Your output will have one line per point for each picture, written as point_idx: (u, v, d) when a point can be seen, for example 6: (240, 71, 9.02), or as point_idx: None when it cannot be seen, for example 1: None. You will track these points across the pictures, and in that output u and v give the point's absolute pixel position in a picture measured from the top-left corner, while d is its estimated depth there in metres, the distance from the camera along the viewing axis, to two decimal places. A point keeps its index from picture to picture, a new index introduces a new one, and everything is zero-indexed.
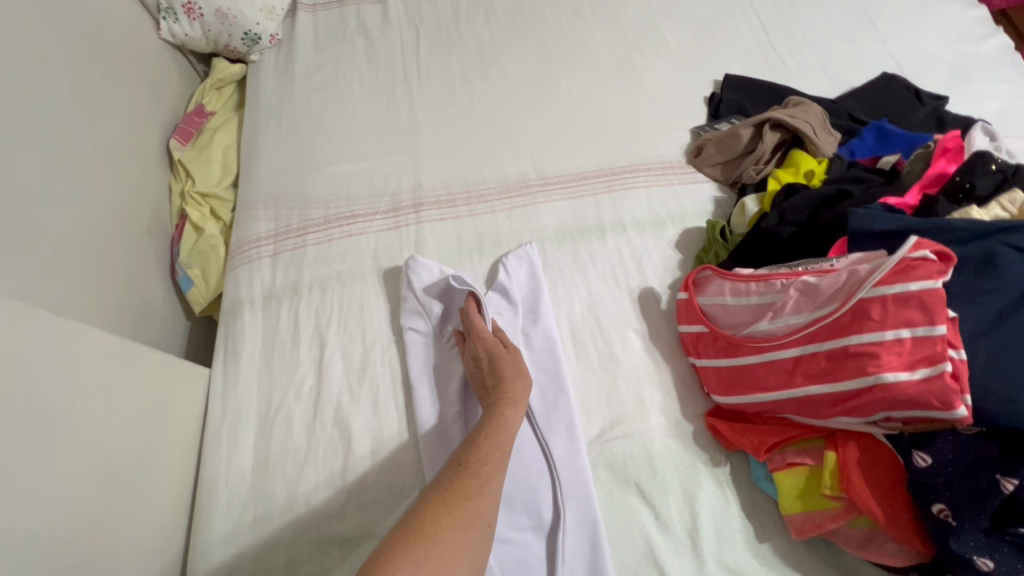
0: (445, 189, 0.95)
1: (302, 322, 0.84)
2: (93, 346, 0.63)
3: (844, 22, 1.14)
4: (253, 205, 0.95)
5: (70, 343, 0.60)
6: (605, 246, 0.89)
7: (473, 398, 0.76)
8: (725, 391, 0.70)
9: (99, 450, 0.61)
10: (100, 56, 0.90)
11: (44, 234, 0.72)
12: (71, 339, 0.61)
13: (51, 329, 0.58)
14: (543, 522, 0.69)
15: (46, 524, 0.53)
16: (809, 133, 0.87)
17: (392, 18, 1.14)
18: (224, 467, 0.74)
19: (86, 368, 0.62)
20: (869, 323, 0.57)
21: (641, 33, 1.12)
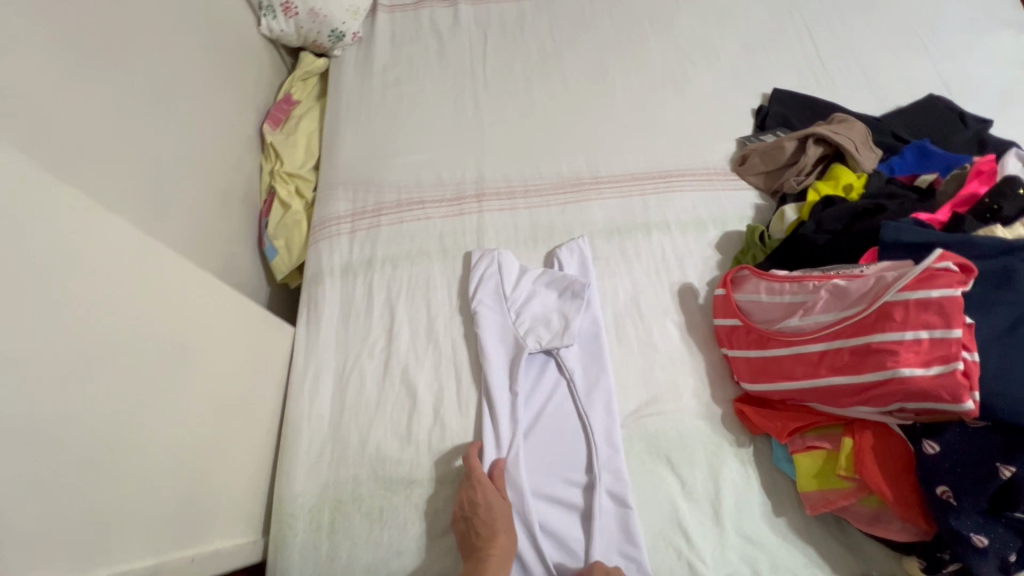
0: (505, 182, 1.04)
1: (375, 293, 0.94)
2: (215, 296, 0.75)
3: (895, 42, 1.18)
4: (333, 187, 1.06)
5: (202, 295, 0.72)
6: (650, 242, 0.97)
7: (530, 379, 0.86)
8: (754, 379, 0.78)
9: (214, 383, 0.73)
10: (213, 47, 1.02)
11: (170, 200, 0.83)
12: (204, 291, 0.73)
13: (189, 279, 0.70)
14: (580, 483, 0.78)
15: (174, 436, 0.65)
16: (851, 149, 0.93)
17: (462, 21, 1.24)
18: (306, 412, 0.85)
19: (212, 317, 0.74)
20: (891, 324, 0.64)
21: (695, 45, 1.19)
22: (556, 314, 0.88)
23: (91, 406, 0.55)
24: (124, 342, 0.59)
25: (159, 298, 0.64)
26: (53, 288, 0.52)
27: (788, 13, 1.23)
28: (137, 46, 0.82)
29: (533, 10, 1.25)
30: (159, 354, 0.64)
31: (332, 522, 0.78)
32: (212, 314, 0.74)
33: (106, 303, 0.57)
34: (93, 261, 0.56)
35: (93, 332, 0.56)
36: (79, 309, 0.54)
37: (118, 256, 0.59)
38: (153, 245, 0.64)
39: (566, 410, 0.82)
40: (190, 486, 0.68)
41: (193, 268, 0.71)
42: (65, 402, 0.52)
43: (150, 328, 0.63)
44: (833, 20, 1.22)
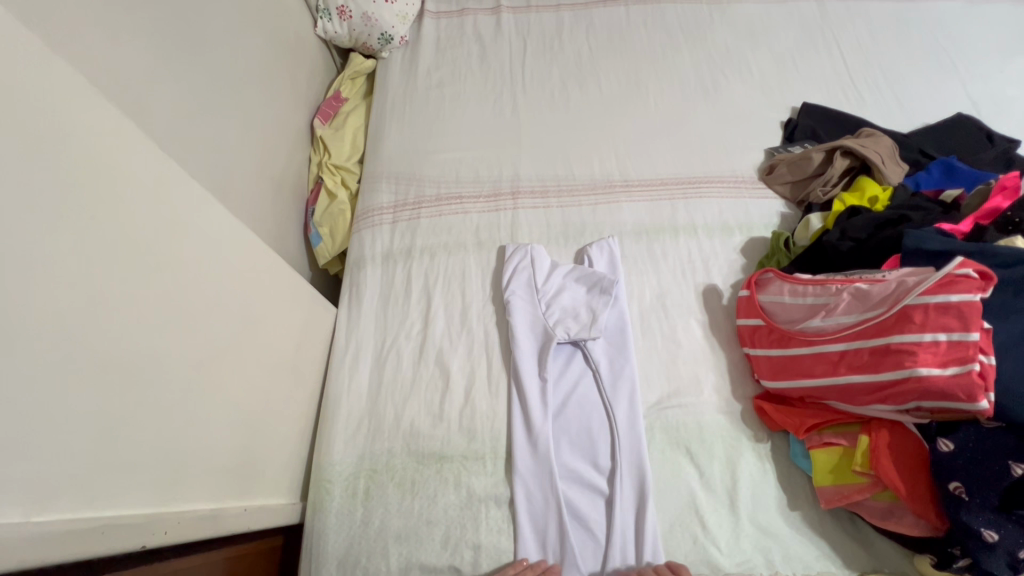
0: (540, 182, 1.09)
1: (414, 280, 1.00)
2: (274, 272, 0.81)
3: (925, 61, 1.21)
4: (377, 179, 1.12)
5: (265, 271, 0.79)
6: (677, 244, 1.01)
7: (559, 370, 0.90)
8: (774, 376, 0.81)
9: (267, 352, 0.79)
10: (276, 44, 1.09)
11: (233, 183, 0.90)
12: (267, 268, 0.79)
13: (254, 253, 0.76)
14: (601, 470, 0.82)
15: (236, 396, 0.71)
16: (878, 163, 0.96)
17: (504, 29, 1.30)
18: (345, 387, 0.91)
19: (273, 293, 0.81)
20: (911, 326, 0.67)
21: (727, 58, 1.23)
22: (584, 308, 0.92)
23: (180, 360, 0.61)
24: (203, 307, 0.65)
25: (235, 270, 0.71)
26: (157, 252, 0.58)
27: (820, 30, 1.27)
28: (213, 41, 0.90)
29: (572, 20, 1.31)
30: (230, 322, 0.70)
31: (366, 490, 0.83)
32: (273, 291, 0.81)
33: (195, 271, 0.64)
34: (187, 231, 0.63)
35: (184, 295, 0.62)
36: (174, 273, 0.61)
37: (204, 227, 0.66)
38: (229, 221, 0.70)
39: (591, 400, 0.86)
40: (246, 444, 0.73)
41: (261, 247, 0.78)
42: (160, 353, 0.58)
43: (226, 297, 0.69)
44: (864, 38, 1.25)
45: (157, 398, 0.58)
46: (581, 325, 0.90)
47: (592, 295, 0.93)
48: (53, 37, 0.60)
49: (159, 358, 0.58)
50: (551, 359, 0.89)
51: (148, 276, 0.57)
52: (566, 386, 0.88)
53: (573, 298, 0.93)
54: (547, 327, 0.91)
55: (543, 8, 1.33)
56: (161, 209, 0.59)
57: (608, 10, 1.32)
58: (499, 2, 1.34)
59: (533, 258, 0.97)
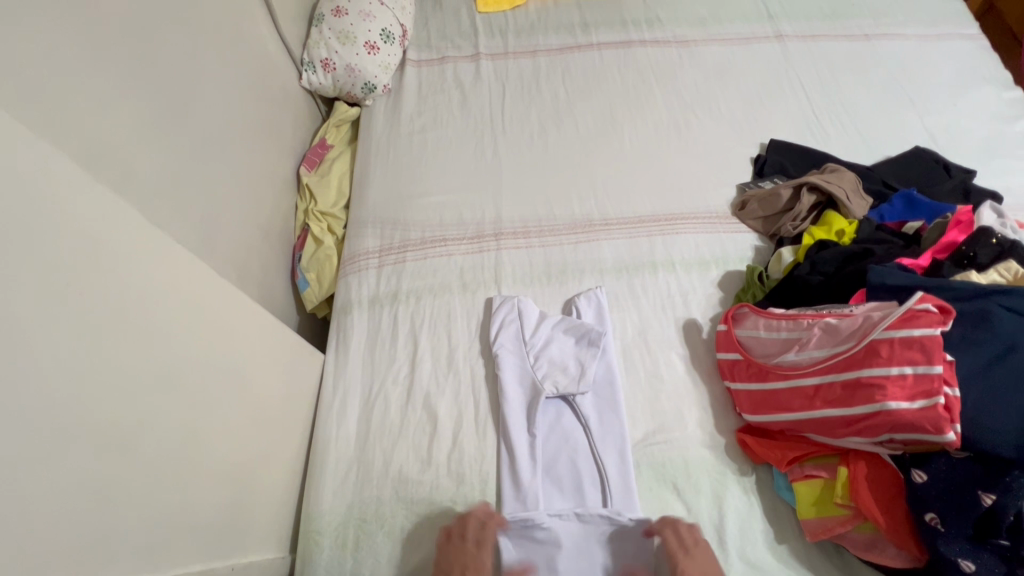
0: (521, 223, 1.12)
1: (400, 324, 1.01)
2: (261, 325, 0.83)
3: (883, 96, 1.28)
4: (362, 224, 1.14)
5: (248, 323, 0.80)
6: (656, 280, 1.04)
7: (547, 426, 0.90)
8: (754, 410, 0.83)
9: (255, 407, 0.80)
10: (261, 99, 1.13)
11: (218, 237, 0.93)
12: (250, 320, 0.81)
13: (236, 308, 0.78)
14: None
15: (223, 454, 0.72)
16: (843, 197, 1.00)
17: (483, 75, 1.35)
18: (333, 435, 0.91)
19: (257, 345, 0.82)
20: (878, 360, 0.69)
21: (697, 98, 1.29)
22: (572, 360, 0.93)
23: (164, 421, 0.62)
24: (187, 368, 0.66)
25: (216, 326, 0.73)
26: (139, 319, 0.59)
27: (783, 69, 1.33)
28: (199, 101, 0.93)
29: (548, 65, 1.37)
30: (215, 379, 0.71)
31: (356, 539, 0.82)
32: (256, 342, 0.82)
33: (177, 332, 0.65)
34: (167, 292, 0.64)
35: (168, 356, 0.63)
36: (157, 336, 0.62)
37: (184, 289, 0.67)
38: (210, 279, 0.72)
39: (580, 455, 0.87)
40: (232, 500, 0.73)
41: (243, 299, 0.80)
42: (144, 416, 0.59)
43: (210, 354, 0.71)
44: (826, 76, 1.32)
45: (141, 462, 0.59)
46: (569, 379, 0.91)
47: (580, 348, 0.94)
48: (41, 113, 0.63)
49: (143, 421, 0.59)
50: (540, 414, 0.89)
51: (130, 342, 0.58)
52: (555, 444, 0.88)
53: (562, 351, 0.94)
54: (536, 381, 0.91)
55: (520, 54, 1.39)
56: (141, 275, 0.60)
57: (582, 55, 1.38)
58: (477, 50, 1.40)
59: (520, 309, 0.98)
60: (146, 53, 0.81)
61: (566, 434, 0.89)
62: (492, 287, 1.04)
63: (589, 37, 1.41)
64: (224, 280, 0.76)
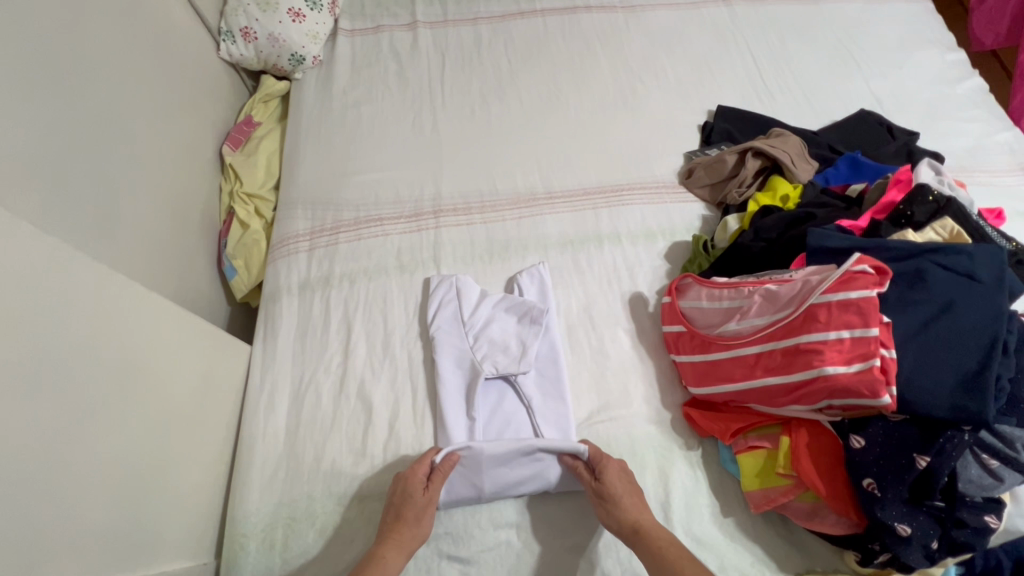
0: (462, 199, 1.06)
1: (333, 310, 0.95)
2: (169, 316, 0.77)
3: (830, 60, 1.25)
4: (292, 206, 1.07)
5: (148, 315, 0.73)
6: (601, 254, 1.00)
7: (484, 406, 0.85)
8: (699, 382, 0.80)
9: (165, 406, 0.73)
10: (172, 72, 1.03)
11: (119, 224, 0.84)
12: (150, 311, 0.73)
13: (132, 298, 0.70)
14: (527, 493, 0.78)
15: (121, 459, 0.65)
16: (787, 162, 0.98)
17: (421, 44, 1.27)
18: (261, 431, 0.85)
19: (163, 338, 0.75)
20: (816, 325, 0.67)
21: (643, 65, 1.24)
22: (513, 340, 0.88)
23: (37, 426, 0.55)
24: (67, 366, 0.59)
25: (104, 318, 0.65)
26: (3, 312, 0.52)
27: (731, 34, 1.30)
28: (90, 73, 0.83)
29: (490, 34, 1.30)
30: (104, 375, 0.64)
31: (285, 540, 0.77)
32: (162, 335, 0.74)
33: (52, 327, 0.58)
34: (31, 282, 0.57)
35: (40, 353, 0.56)
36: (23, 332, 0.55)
37: (60, 276, 0.60)
38: (92, 266, 0.65)
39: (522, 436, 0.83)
40: (140, 508, 0.67)
41: (139, 288, 0.72)
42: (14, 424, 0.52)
43: (96, 349, 0.63)
44: (773, 41, 1.28)
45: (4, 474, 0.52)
46: (510, 359, 0.86)
47: (521, 326, 0.89)
48: None
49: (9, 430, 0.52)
50: (480, 397, 0.85)
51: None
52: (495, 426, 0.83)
53: (502, 330, 0.89)
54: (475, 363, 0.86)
55: (460, 22, 1.31)
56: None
57: (525, 22, 1.31)
58: (415, 18, 1.32)
59: (459, 289, 0.93)
60: (15, 16, 0.72)
61: (507, 417, 0.84)
62: (431, 268, 0.99)
63: (533, 3, 1.35)
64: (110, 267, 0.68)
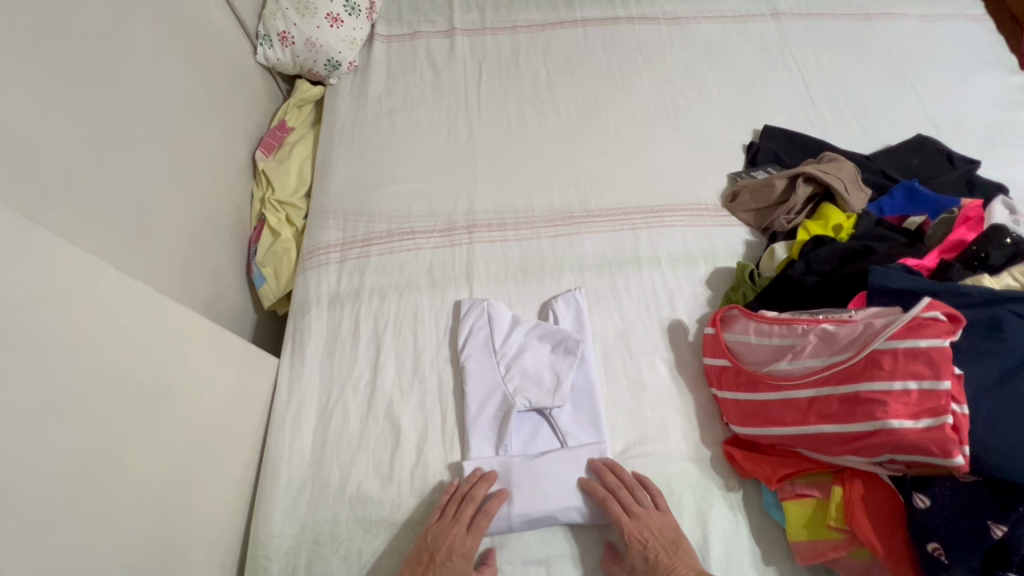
0: (497, 214, 1.04)
1: (363, 326, 0.93)
2: (197, 333, 0.75)
3: (884, 80, 1.20)
4: (323, 215, 1.05)
5: (175, 332, 0.71)
6: (640, 278, 0.97)
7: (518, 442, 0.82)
8: (743, 422, 0.76)
9: (192, 426, 0.72)
10: (208, 77, 1.02)
11: (150, 233, 0.83)
12: (178, 329, 0.72)
13: (158, 315, 0.69)
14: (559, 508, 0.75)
15: (146, 483, 0.64)
16: (841, 190, 0.93)
17: (458, 52, 1.25)
18: (286, 449, 0.83)
19: (189, 356, 0.73)
20: (880, 373, 0.63)
21: (687, 80, 1.20)
22: (547, 371, 0.85)
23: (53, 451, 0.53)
24: (88, 392, 0.57)
25: (127, 336, 0.63)
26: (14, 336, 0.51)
27: (779, 50, 1.25)
28: (128, 79, 0.82)
29: (529, 43, 1.27)
30: (128, 396, 0.63)
31: (308, 565, 0.75)
32: (187, 352, 0.73)
33: (74, 351, 0.56)
34: (55, 301, 0.55)
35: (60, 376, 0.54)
36: (38, 354, 0.53)
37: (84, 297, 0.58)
38: (116, 285, 0.63)
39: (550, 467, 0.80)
40: (163, 531, 0.65)
41: (163, 303, 0.70)
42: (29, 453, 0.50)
43: (118, 371, 0.61)
44: (823, 58, 1.23)
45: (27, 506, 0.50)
46: (544, 393, 0.83)
47: (555, 357, 0.87)
48: None
49: (26, 456, 0.50)
50: (513, 430, 0.82)
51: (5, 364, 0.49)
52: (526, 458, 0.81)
53: (536, 361, 0.86)
54: (507, 394, 0.83)
55: (498, 30, 1.29)
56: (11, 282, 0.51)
57: (565, 32, 1.28)
58: (452, 25, 1.29)
59: (488, 315, 0.90)
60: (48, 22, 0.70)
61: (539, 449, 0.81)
62: (463, 286, 0.96)
63: (573, 13, 1.31)
64: (135, 282, 0.66)
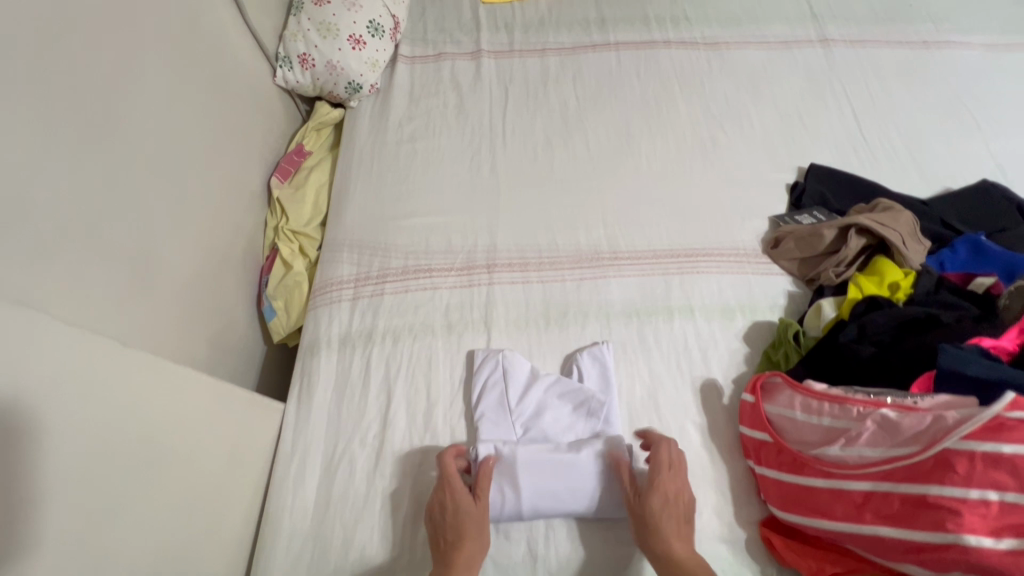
0: (519, 252, 0.98)
1: (374, 371, 0.88)
2: (195, 389, 0.71)
3: (943, 116, 1.10)
4: (337, 248, 1.00)
5: (169, 390, 0.67)
6: (671, 329, 0.90)
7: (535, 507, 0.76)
8: (785, 507, 0.69)
9: (188, 490, 0.67)
10: (224, 102, 0.98)
11: (156, 270, 0.79)
12: (173, 388, 0.68)
13: (147, 374, 0.65)
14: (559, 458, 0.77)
15: (136, 561, 0.59)
16: (899, 244, 0.84)
17: (484, 76, 1.19)
18: (288, 504, 0.78)
19: (185, 415, 0.69)
20: (953, 477, 0.55)
21: (726, 110, 1.13)
22: (569, 434, 0.81)
23: (23, 533, 0.49)
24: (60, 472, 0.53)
25: (110, 402, 0.60)
26: None
27: (827, 79, 1.16)
28: (138, 108, 0.78)
29: (558, 67, 1.21)
30: (111, 469, 0.58)
31: None
32: (184, 412, 0.69)
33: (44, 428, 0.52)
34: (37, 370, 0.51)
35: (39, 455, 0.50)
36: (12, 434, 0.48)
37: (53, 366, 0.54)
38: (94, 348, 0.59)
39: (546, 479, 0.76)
40: None
41: (158, 364, 0.67)
42: None
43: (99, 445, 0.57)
44: (876, 89, 1.14)
45: None
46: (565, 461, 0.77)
47: (576, 418, 0.82)
48: None
49: None
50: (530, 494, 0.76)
51: None
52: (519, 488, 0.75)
53: (556, 420, 0.81)
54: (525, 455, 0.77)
55: (526, 53, 1.23)
56: None
57: (597, 55, 1.22)
58: (478, 46, 1.24)
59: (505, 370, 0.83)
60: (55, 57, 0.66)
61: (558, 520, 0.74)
62: (480, 332, 0.91)
63: (606, 35, 1.25)
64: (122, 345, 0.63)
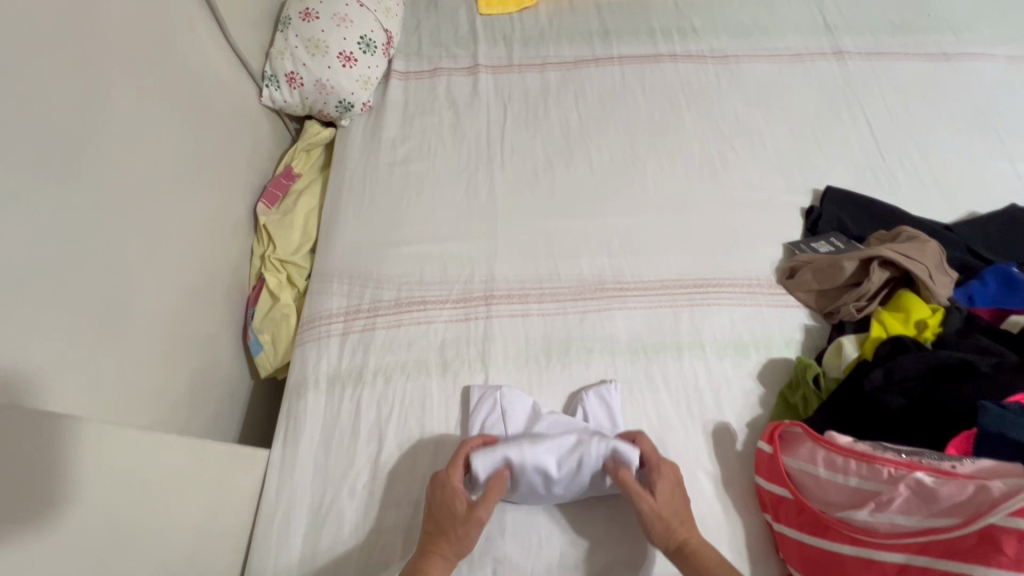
0: (518, 283, 0.92)
1: (364, 414, 0.83)
2: (170, 450, 0.67)
3: (966, 134, 1.04)
4: (326, 278, 0.95)
5: (139, 456, 0.63)
6: (680, 367, 0.84)
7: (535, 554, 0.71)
8: (806, 572, 0.63)
9: (165, 561, 0.63)
10: (206, 126, 0.93)
11: (131, 312, 0.74)
12: (143, 452, 0.64)
13: (111, 440, 0.61)
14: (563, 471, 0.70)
15: None
16: (925, 278, 0.79)
17: (481, 92, 1.14)
18: (272, 563, 0.73)
19: (156, 480, 0.64)
20: (1000, 558, 0.50)
21: (736, 129, 1.07)
22: None
23: None
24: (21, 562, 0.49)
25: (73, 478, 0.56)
26: None
27: (842, 95, 1.10)
28: (110, 139, 0.73)
29: (559, 83, 1.15)
30: (75, 551, 0.54)
31: None
32: (155, 475, 0.64)
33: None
34: None
35: None
36: None
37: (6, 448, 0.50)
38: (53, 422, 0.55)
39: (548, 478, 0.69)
40: None
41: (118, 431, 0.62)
42: None
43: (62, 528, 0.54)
44: (894, 105, 1.09)
45: None
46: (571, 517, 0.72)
47: None
48: None
49: None
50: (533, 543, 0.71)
51: None
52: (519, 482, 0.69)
53: None
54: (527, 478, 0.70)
55: (526, 67, 1.17)
56: None
57: (600, 70, 1.16)
58: (475, 60, 1.19)
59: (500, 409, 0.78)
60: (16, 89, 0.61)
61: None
62: (478, 370, 0.85)
63: (609, 48, 1.19)
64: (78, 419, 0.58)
